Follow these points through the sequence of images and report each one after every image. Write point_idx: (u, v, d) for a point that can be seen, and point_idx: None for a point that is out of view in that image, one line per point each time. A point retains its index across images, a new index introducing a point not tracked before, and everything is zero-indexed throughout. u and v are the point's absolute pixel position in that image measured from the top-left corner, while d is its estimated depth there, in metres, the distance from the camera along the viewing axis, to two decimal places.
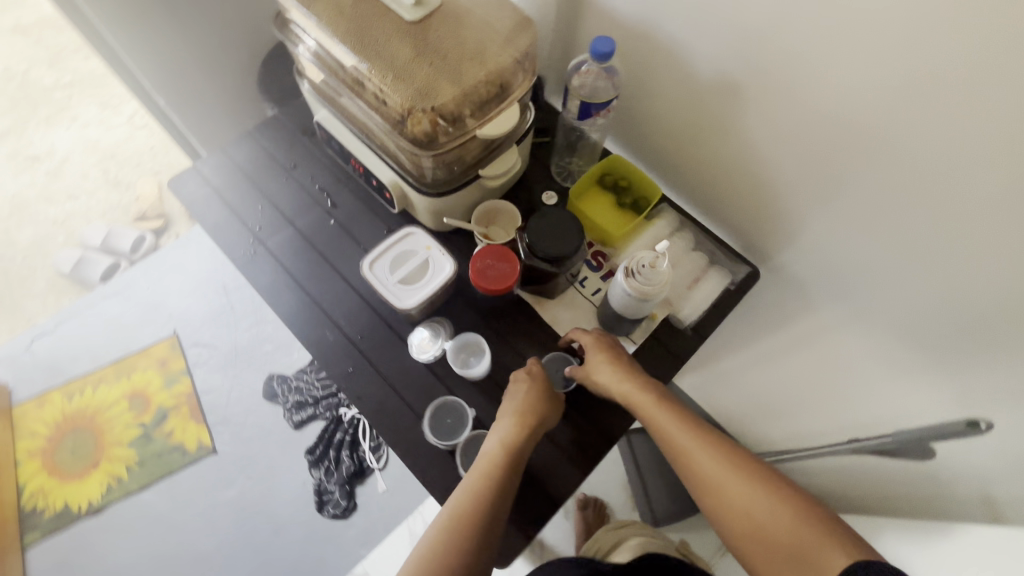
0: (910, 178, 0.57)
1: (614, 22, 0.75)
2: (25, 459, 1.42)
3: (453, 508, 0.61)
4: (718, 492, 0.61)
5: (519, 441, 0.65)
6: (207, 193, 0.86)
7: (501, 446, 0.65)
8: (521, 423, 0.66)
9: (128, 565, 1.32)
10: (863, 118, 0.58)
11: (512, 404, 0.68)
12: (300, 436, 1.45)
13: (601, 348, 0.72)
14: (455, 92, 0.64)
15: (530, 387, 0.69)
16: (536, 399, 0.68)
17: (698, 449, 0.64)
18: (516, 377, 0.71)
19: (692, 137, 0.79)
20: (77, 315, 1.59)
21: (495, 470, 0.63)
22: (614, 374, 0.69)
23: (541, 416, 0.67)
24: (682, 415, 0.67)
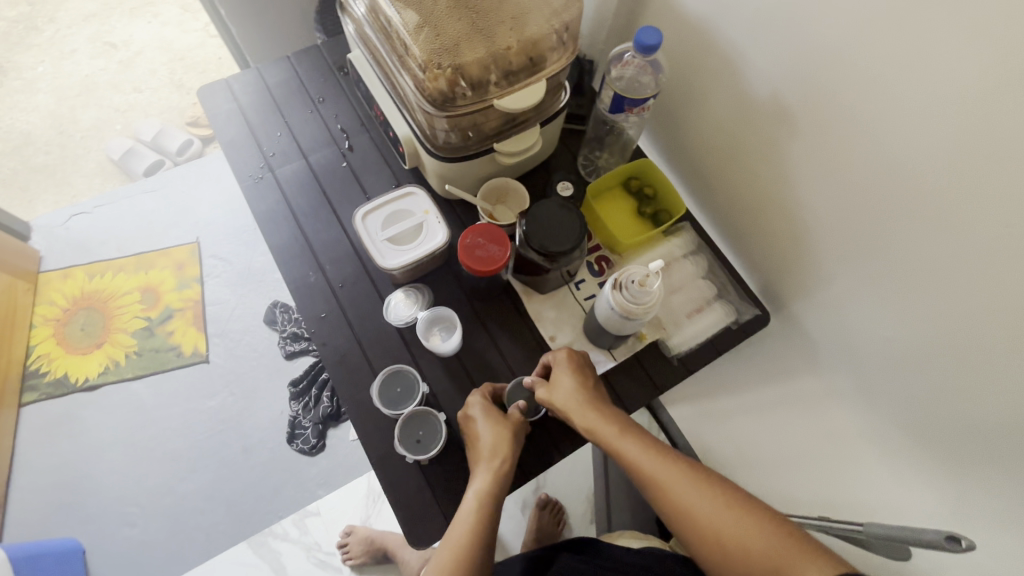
0: (954, 245, 0.51)
1: (680, 16, 0.71)
2: (40, 323, 1.50)
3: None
4: (693, 520, 0.55)
5: (495, 486, 0.62)
6: (232, 109, 0.86)
7: (480, 495, 0.61)
8: (493, 467, 0.62)
9: (107, 444, 1.39)
10: (912, 174, 0.53)
11: (480, 443, 0.64)
12: (288, 367, 1.48)
13: (562, 374, 0.67)
14: (481, 54, 0.60)
15: (497, 423, 0.64)
16: (506, 439, 0.64)
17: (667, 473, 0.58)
18: (476, 412, 0.66)
19: (732, 162, 0.75)
20: (114, 202, 1.66)
21: (476, 527, 0.59)
22: (577, 399, 0.64)
23: (511, 455, 0.63)
24: (647, 439, 0.61)
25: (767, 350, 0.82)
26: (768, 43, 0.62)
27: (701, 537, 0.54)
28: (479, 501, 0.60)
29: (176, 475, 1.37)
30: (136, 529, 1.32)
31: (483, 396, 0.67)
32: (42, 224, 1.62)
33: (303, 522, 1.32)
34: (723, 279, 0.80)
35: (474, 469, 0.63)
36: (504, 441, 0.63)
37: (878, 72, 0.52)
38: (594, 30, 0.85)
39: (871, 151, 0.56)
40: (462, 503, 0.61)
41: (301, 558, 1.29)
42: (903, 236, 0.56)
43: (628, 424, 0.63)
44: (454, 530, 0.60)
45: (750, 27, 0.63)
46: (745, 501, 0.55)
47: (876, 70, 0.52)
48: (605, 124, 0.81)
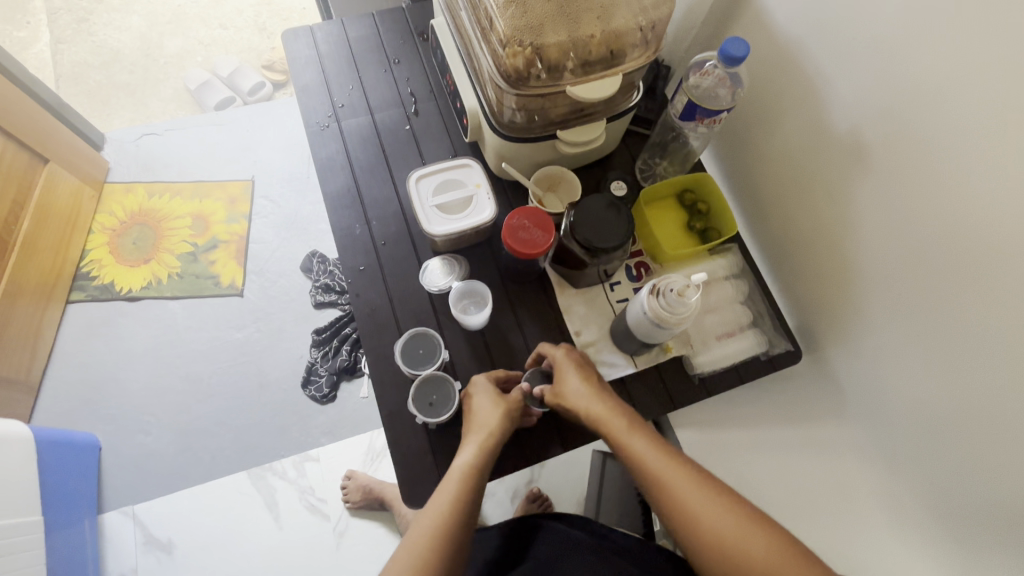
0: (1010, 318, 0.49)
1: (771, 33, 0.69)
2: (97, 230, 1.58)
3: (419, 542, 0.56)
4: (692, 519, 0.55)
5: (482, 458, 0.62)
6: (311, 56, 0.88)
7: (466, 468, 0.61)
8: (485, 439, 0.62)
9: (137, 354, 1.47)
10: (981, 233, 0.51)
11: (475, 418, 0.65)
12: (314, 315, 1.53)
13: (574, 365, 0.67)
14: (563, 38, 0.60)
15: (496, 400, 0.65)
16: (503, 417, 0.64)
17: (672, 472, 0.58)
18: (477, 390, 0.67)
19: (792, 192, 0.73)
20: (184, 130, 1.73)
21: (459, 494, 0.59)
22: (588, 390, 0.65)
23: (503, 432, 0.64)
24: (653, 437, 0.62)
25: (790, 388, 0.80)
26: (857, 76, 0.60)
27: (699, 538, 0.55)
28: (467, 469, 0.61)
29: (194, 396, 1.43)
30: (150, 438, 1.39)
31: (493, 378, 0.69)
32: (115, 137, 1.70)
33: (301, 465, 1.37)
34: (760, 307, 0.78)
35: (466, 440, 0.64)
36: (500, 417, 0.64)
37: (969, 124, 0.50)
38: (678, 36, 0.84)
39: (943, 202, 0.54)
40: (449, 471, 0.61)
41: (293, 498, 1.34)
42: (957, 296, 0.54)
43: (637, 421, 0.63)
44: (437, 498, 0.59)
45: (841, 56, 0.61)
46: (748, 509, 0.55)
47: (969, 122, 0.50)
48: (671, 129, 0.79)
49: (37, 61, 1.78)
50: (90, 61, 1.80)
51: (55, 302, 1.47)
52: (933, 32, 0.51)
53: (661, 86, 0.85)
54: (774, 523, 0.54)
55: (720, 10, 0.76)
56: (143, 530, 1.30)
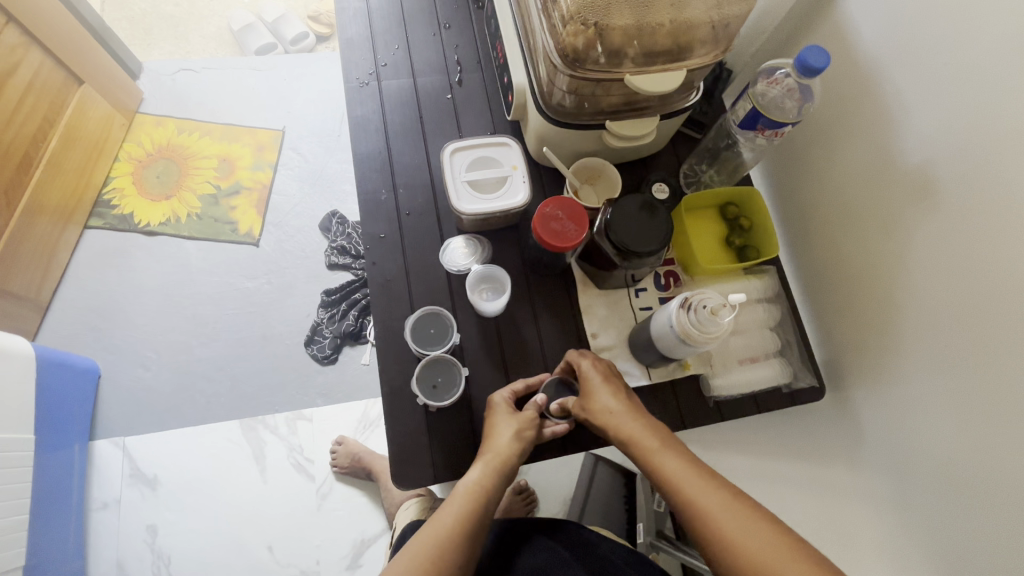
0: None
1: (848, 48, 0.64)
2: (124, 158, 1.57)
3: (419, 553, 0.55)
4: (728, 545, 0.51)
5: (494, 481, 0.60)
6: (360, 8, 0.84)
7: (474, 488, 0.59)
8: (498, 463, 0.60)
9: (147, 289, 1.47)
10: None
11: (493, 440, 0.62)
12: (327, 276, 1.51)
13: (602, 376, 0.64)
14: (631, 22, 0.56)
15: (515, 423, 0.62)
16: (516, 445, 0.61)
17: (704, 492, 0.54)
18: (495, 409, 0.64)
19: (847, 218, 0.68)
20: (221, 70, 1.71)
21: (467, 513, 0.58)
22: (615, 405, 0.62)
23: (515, 457, 0.61)
24: (686, 456, 0.58)
25: (804, 424, 0.77)
26: (940, 109, 0.55)
27: (737, 565, 0.51)
28: (474, 489, 0.59)
29: (197, 338, 1.43)
30: (148, 373, 1.39)
31: (509, 393, 0.65)
32: (152, 68, 1.69)
33: (294, 423, 1.37)
34: (790, 336, 0.75)
35: (478, 460, 0.62)
36: (515, 441, 0.61)
37: None
38: (745, 40, 0.79)
39: (1011, 263, 0.49)
40: (455, 487, 0.60)
41: (281, 455, 1.34)
42: (1004, 363, 0.50)
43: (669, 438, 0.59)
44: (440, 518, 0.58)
45: (926, 84, 0.56)
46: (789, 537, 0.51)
47: None
48: (726, 136, 0.75)
49: None
50: None
51: (74, 226, 1.46)
52: None
53: (720, 91, 0.81)
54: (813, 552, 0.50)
55: (796, 16, 0.71)
56: (131, 462, 1.31)
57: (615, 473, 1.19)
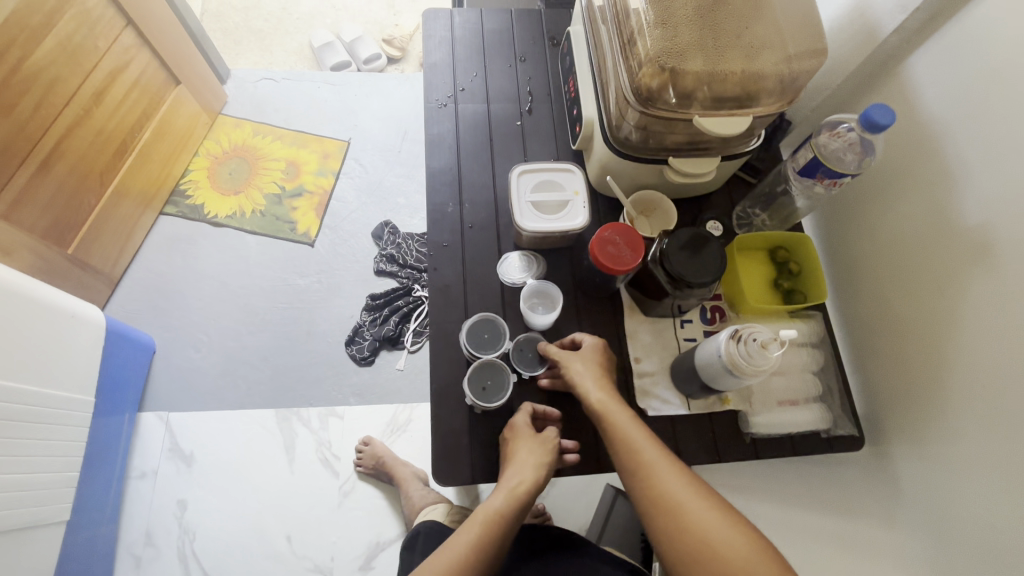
0: None
1: (912, 109, 0.67)
2: (202, 154, 1.70)
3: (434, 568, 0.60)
4: (670, 508, 0.56)
5: (510, 508, 0.63)
6: (445, 37, 0.92)
7: (492, 513, 0.63)
8: (515, 494, 0.63)
9: (207, 275, 1.56)
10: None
11: (512, 462, 0.64)
12: (373, 281, 1.58)
13: (591, 349, 0.69)
14: (703, 69, 0.60)
15: (536, 449, 0.64)
16: (535, 472, 0.63)
17: (657, 461, 0.59)
18: (515, 430, 0.66)
19: (899, 272, 0.69)
20: (299, 82, 1.84)
21: (482, 538, 0.62)
22: (593, 375, 0.66)
23: (530, 479, 0.63)
24: (640, 424, 0.62)
25: (843, 476, 0.76)
26: (1003, 173, 0.57)
27: (677, 524, 0.55)
28: (493, 516, 0.63)
29: (247, 327, 1.51)
30: (198, 355, 1.47)
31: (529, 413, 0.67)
32: (238, 75, 1.83)
33: (326, 419, 1.42)
34: (832, 382, 0.75)
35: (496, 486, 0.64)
36: (538, 457, 0.64)
37: None
38: (807, 95, 0.83)
39: None
40: (475, 513, 0.64)
41: (310, 448, 1.38)
42: None
43: (623, 406, 0.64)
44: (455, 541, 0.62)
45: (991, 149, 0.58)
46: (724, 507, 0.56)
47: None
48: (782, 181, 0.77)
49: None
50: (236, 4, 1.99)
51: (151, 211, 1.58)
52: None
53: (778, 140, 0.85)
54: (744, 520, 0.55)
55: (861, 76, 0.74)
56: (171, 438, 1.38)
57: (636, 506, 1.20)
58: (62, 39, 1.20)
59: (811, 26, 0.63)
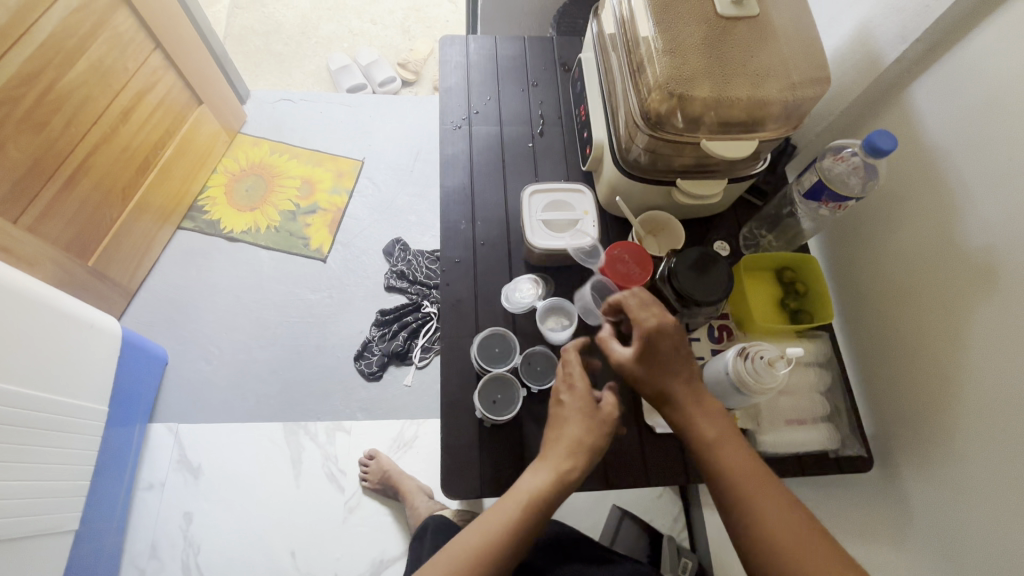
0: None
1: (913, 136, 0.69)
2: (220, 171, 1.75)
3: (472, 542, 0.58)
4: (734, 492, 0.56)
5: (555, 486, 0.60)
6: (460, 62, 0.95)
7: (534, 491, 0.60)
8: (561, 472, 0.60)
9: (221, 288, 1.59)
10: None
11: (564, 436, 0.63)
12: (383, 297, 1.60)
13: (667, 322, 0.62)
14: (711, 95, 0.62)
15: (584, 423, 0.63)
16: (586, 446, 0.62)
17: (722, 444, 0.58)
18: (563, 400, 0.65)
19: (904, 289, 0.70)
20: (316, 103, 1.90)
21: (521, 519, 0.59)
22: (671, 351, 0.62)
23: (583, 458, 0.61)
24: (710, 409, 0.61)
25: (852, 497, 0.76)
26: (1005, 201, 0.58)
27: (741, 510, 0.55)
28: (533, 493, 0.60)
29: (258, 340, 1.53)
30: (209, 367, 1.49)
31: (587, 383, 0.65)
32: (257, 96, 1.89)
33: (333, 433, 1.42)
34: (839, 402, 0.75)
35: (540, 463, 0.62)
36: (596, 428, 0.63)
37: None
38: (812, 120, 0.85)
39: None
40: (515, 491, 0.61)
41: (317, 462, 1.39)
42: None
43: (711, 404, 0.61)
44: (494, 516, 0.60)
45: (991, 176, 0.59)
46: (806, 519, 0.53)
47: None
48: (788, 204, 0.78)
49: (214, 18, 2.07)
50: (257, 29, 2.07)
51: (169, 225, 1.62)
52: None
53: (783, 164, 0.87)
54: (817, 523, 0.54)
55: (863, 104, 0.76)
56: (180, 450, 1.39)
57: (641, 530, 1.26)
58: (94, 60, 1.26)
59: (814, 55, 0.66)
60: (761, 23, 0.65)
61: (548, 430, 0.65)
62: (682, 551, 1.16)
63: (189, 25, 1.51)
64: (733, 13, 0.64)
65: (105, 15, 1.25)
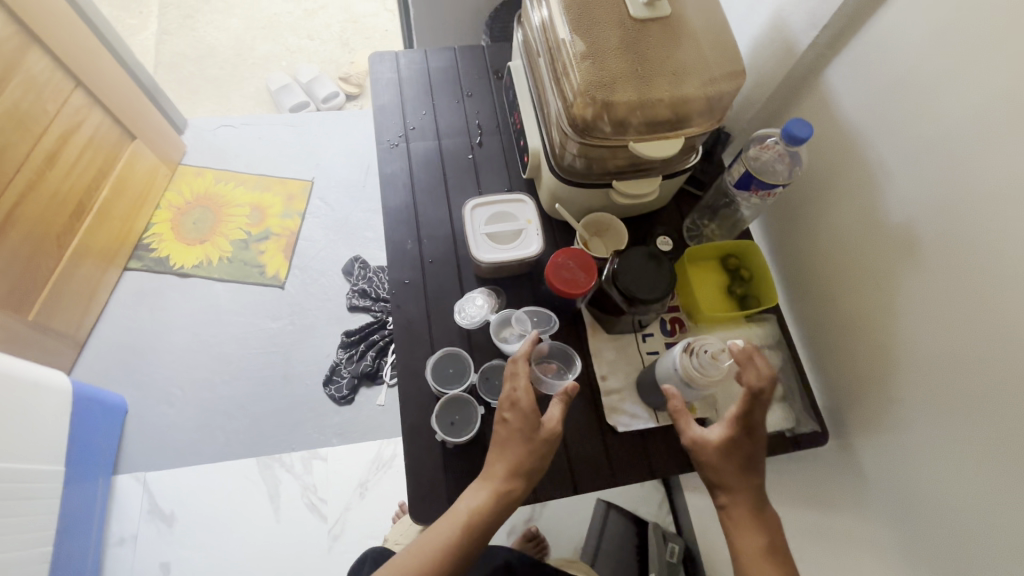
0: None
1: (832, 116, 0.71)
2: (164, 206, 1.69)
3: (410, 564, 0.60)
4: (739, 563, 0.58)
5: (490, 509, 0.61)
6: (392, 79, 0.94)
7: (472, 512, 0.61)
8: (499, 496, 0.61)
9: (177, 327, 1.54)
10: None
11: (502, 457, 0.62)
12: (347, 318, 1.58)
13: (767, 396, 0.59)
14: (632, 98, 0.63)
15: (524, 445, 0.62)
16: (522, 469, 0.62)
17: (750, 520, 0.59)
18: (504, 417, 0.64)
19: (840, 268, 0.73)
20: (258, 125, 1.85)
21: (458, 541, 0.60)
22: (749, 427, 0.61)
23: (521, 481, 0.62)
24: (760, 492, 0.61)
25: (813, 468, 0.79)
26: (918, 174, 0.60)
27: None
28: (470, 516, 0.61)
29: (221, 376, 1.48)
30: (172, 410, 1.44)
31: (530, 400, 0.63)
32: (196, 124, 1.83)
33: (309, 462, 1.40)
34: (792, 381, 0.77)
35: (480, 484, 0.62)
36: (536, 453, 0.62)
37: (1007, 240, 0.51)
38: (741, 107, 0.86)
39: (992, 318, 0.53)
40: (454, 511, 0.62)
41: (296, 493, 1.36)
42: (992, 410, 0.53)
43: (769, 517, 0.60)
44: (432, 534, 0.61)
45: (902, 152, 0.62)
46: None
47: (1008, 237, 0.51)
48: (724, 194, 0.81)
49: (141, 46, 1.99)
50: (189, 54, 2.00)
51: (114, 267, 1.56)
52: (1000, 144, 0.51)
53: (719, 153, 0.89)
54: None
55: (785, 89, 0.78)
56: (150, 499, 1.34)
57: (626, 520, 1.28)
58: (10, 105, 1.20)
59: (729, 48, 0.67)
60: (675, 22, 0.66)
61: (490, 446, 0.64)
62: (668, 535, 1.20)
63: (111, 58, 1.45)
64: (646, 15, 0.65)
65: (16, 57, 1.20)
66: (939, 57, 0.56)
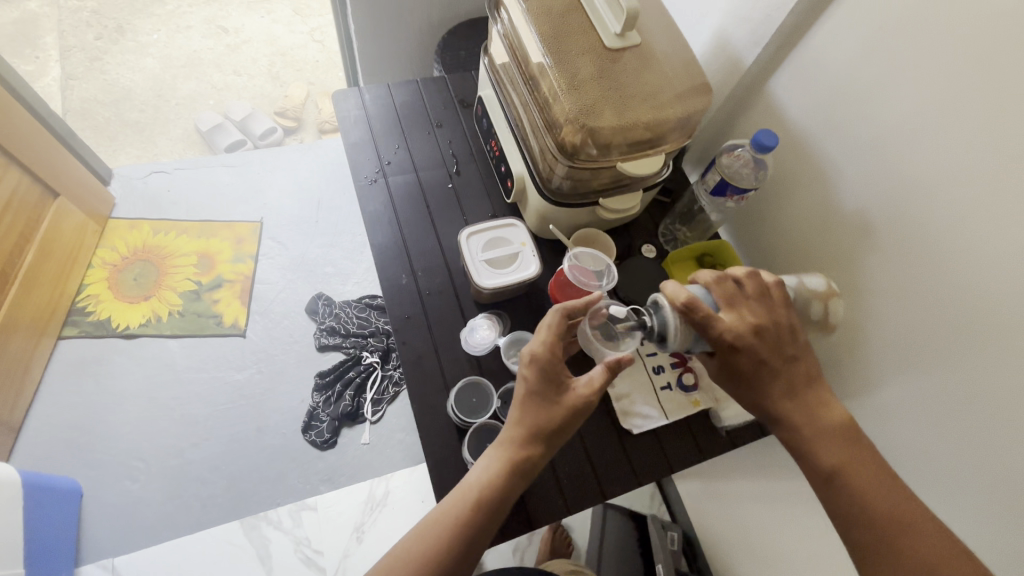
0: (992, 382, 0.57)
1: (781, 122, 0.80)
2: (97, 265, 1.56)
3: (415, 536, 0.58)
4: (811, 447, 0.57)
5: (504, 479, 0.59)
6: (359, 115, 0.94)
7: (484, 482, 0.59)
8: (513, 463, 0.59)
9: (129, 393, 1.42)
10: (990, 319, 0.57)
11: (523, 421, 0.61)
12: (318, 358, 1.52)
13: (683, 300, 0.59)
14: (615, 121, 0.67)
15: (547, 409, 0.61)
16: (543, 433, 0.60)
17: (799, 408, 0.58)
18: (525, 377, 0.62)
19: (806, 255, 0.80)
20: (194, 169, 1.75)
21: (468, 514, 0.58)
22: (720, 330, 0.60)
23: (540, 447, 0.60)
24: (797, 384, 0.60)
25: None
26: (866, 168, 0.69)
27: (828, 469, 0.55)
28: (481, 485, 0.59)
29: (187, 439, 1.38)
30: (136, 484, 1.32)
31: (552, 359, 0.61)
32: (122, 173, 1.71)
33: (298, 514, 1.33)
34: None
35: (495, 452, 0.60)
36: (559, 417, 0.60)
37: (950, 216, 0.60)
38: None
39: (947, 284, 0.61)
40: (466, 481, 0.60)
41: (288, 550, 1.29)
42: (956, 364, 0.61)
43: (841, 429, 0.57)
44: (442, 505, 0.59)
45: (850, 151, 0.71)
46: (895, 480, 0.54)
47: (950, 214, 0.60)
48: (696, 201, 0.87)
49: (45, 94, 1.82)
50: (103, 99, 1.86)
51: (48, 337, 1.42)
52: (938, 139, 0.60)
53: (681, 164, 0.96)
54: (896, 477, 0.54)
55: (735, 101, 0.87)
56: None
57: (624, 517, 1.32)
58: None
59: (691, 70, 0.74)
60: (642, 49, 0.72)
61: (511, 410, 0.62)
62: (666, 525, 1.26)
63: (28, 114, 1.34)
64: (619, 44, 0.70)
65: None
66: (872, 68, 0.65)
